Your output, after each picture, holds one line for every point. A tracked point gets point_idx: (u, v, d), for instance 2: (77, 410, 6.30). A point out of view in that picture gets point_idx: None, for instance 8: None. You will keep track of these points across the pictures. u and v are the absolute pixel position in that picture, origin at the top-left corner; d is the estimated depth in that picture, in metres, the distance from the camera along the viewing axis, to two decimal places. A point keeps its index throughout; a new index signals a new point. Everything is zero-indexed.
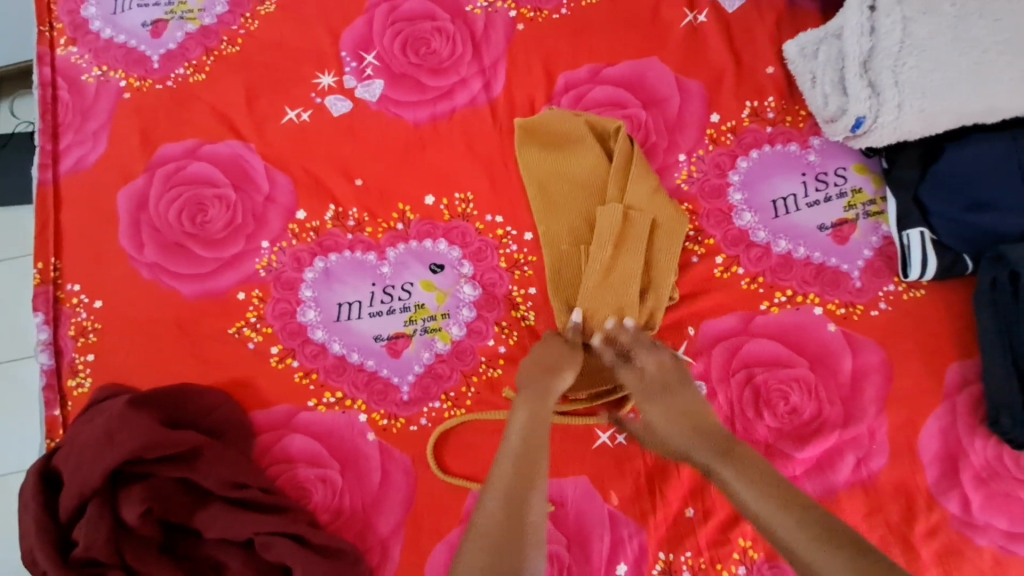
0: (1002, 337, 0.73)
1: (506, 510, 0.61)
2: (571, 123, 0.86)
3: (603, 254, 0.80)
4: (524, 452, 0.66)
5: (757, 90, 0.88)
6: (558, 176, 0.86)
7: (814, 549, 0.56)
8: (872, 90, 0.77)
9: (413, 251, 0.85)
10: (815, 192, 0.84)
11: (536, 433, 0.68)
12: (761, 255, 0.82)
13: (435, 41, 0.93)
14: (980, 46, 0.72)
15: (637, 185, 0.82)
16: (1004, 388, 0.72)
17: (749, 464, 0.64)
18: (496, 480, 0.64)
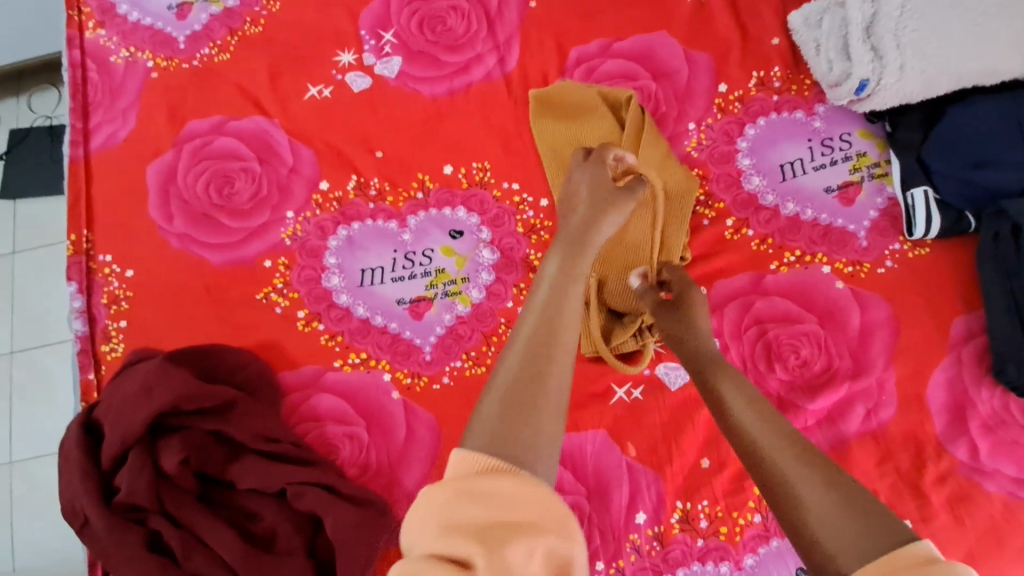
0: (1005, 288, 0.76)
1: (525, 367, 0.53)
2: (582, 95, 0.89)
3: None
4: (541, 327, 0.55)
5: (763, 61, 0.91)
6: (570, 144, 0.89)
7: (798, 473, 0.52)
8: (875, 54, 0.79)
9: (433, 219, 0.88)
10: (821, 156, 0.86)
11: (563, 275, 0.60)
12: (770, 217, 0.84)
13: (451, 19, 0.96)
14: (976, 10, 0.75)
15: (647, 151, 0.84)
16: (1010, 338, 0.74)
17: (747, 390, 0.61)
18: (522, 330, 0.56)
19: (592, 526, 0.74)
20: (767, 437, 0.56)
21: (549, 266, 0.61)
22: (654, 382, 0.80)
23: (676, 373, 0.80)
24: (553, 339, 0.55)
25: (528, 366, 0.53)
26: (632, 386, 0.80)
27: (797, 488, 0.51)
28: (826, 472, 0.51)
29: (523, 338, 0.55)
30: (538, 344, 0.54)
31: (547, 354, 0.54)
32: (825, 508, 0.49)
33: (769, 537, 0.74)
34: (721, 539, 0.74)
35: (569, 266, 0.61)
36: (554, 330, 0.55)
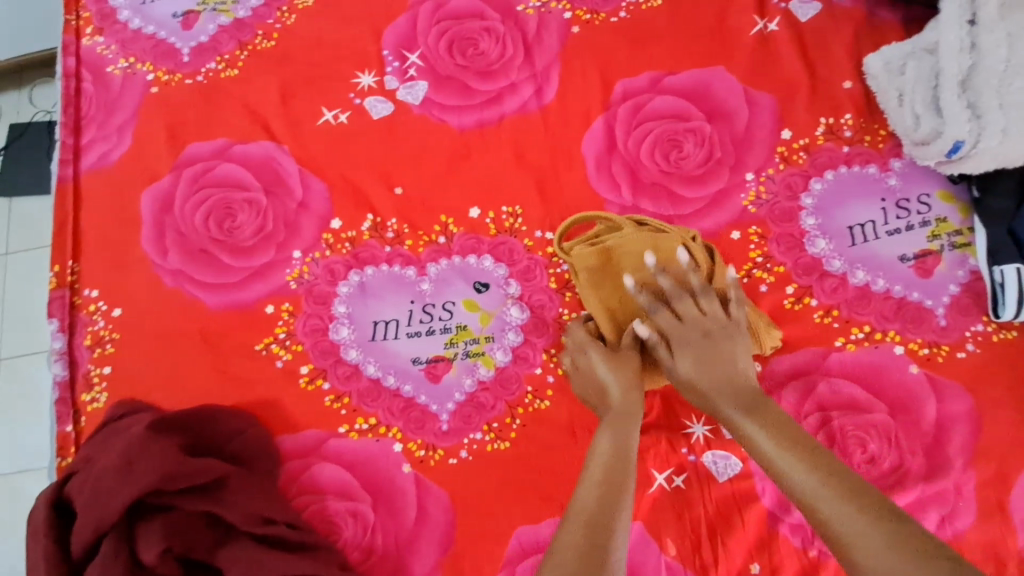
0: None
1: (588, 544, 0.52)
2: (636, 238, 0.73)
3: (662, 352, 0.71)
4: (602, 510, 0.55)
5: (833, 106, 0.81)
6: (614, 271, 0.73)
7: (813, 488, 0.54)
8: (973, 112, 0.70)
9: (456, 268, 0.80)
10: (895, 220, 0.77)
11: (614, 466, 0.59)
12: (836, 286, 0.75)
13: (484, 41, 0.88)
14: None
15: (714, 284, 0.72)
16: None
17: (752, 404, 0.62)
18: (576, 511, 0.55)
19: None
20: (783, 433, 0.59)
21: (601, 443, 0.62)
22: (700, 471, 0.71)
23: (724, 462, 0.70)
24: (610, 524, 0.54)
25: (591, 551, 0.51)
26: (673, 473, 0.71)
27: (825, 508, 0.53)
28: (895, 533, 0.49)
29: (579, 524, 0.54)
30: (599, 530, 0.53)
31: (603, 546, 0.52)
32: (884, 559, 0.48)
33: None
34: None
35: (625, 445, 0.61)
36: (613, 511, 0.55)
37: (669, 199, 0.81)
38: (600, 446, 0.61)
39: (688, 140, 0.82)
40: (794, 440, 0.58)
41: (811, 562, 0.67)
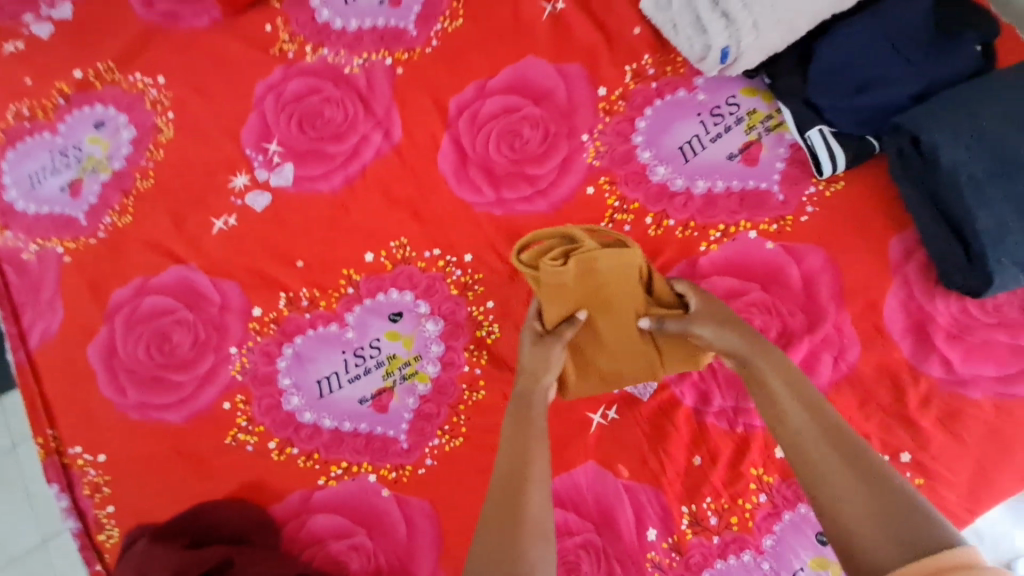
0: (927, 200, 0.76)
1: (500, 506, 0.60)
2: (613, 260, 0.69)
3: (607, 355, 0.75)
4: (512, 471, 0.63)
5: (632, 53, 0.92)
6: (583, 289, 0.71)
7: (823, 449, 0.58)
8: (728, 19, 0.81)
9: (369, 309, 0.89)
10: (715, 127, 0.87)
11: (518, 437, 0.66)
12: (685, 201, 0.86)
13: (327, 110, 0.98)
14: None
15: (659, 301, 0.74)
16: (943, 245, 0.74)
17: (784, 370, 0.65)
18: (494, 482, 0.63)
19: (610, 558, 0.74)
20: (790, 395, 0.63)
21: (505, 430, 0.68)
22: (626, 399, 0.80)
23: (643, 383, 0.79)
24: (523, 479, 0.62)
25: (506, 506, 0.60)
26: (606, 409, 0.80)
27: (813, 454, 0.58)
28: (891, 497, 0.53)
29: (496, 490, 0.62)
30: (510, 494, 0.60)
31: (519, 501, 0.60)
32: (875, 517, 0.52)
33: (781, 512, 0.73)
34: (736, 530, 0.73)
35: (521, 422, 0.68)
36: (523, 470, 0.63)
37: (526, 181, 0.91)
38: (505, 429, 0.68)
39: (524, 127, 0.92)
40: (818, 413, 0.61)
41: (741, 437, 0.76)
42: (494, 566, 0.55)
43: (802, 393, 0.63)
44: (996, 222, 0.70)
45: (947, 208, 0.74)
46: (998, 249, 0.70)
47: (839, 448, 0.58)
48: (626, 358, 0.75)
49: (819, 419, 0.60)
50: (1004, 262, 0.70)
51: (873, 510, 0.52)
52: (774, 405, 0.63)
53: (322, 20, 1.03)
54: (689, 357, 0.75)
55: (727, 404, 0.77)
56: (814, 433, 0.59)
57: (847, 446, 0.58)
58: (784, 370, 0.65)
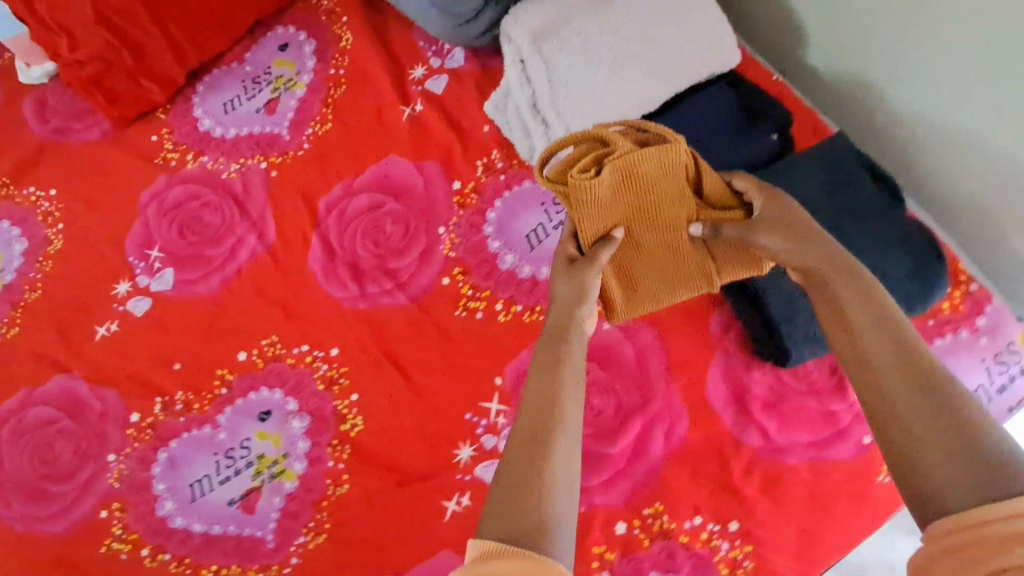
0: (735, 280, 0.83)
1: (534, 427, 0.60)
2: (661, 164, 0.73)
3: (659, 274, 0.78)
4: (540, 413, 0.60)
5: (482, 149, 0.99)
6: (622, 200, 0.74)
7: (899, 386, 0.54)
8: (547, 127, 0.88)
9: (240, 410, 0.93)
10: (557, 215, 0.94)
11: (542, 379, 0.63)
12: (531, 287, 0.92)
13: (206, 215, 1.03)
14: (602, 69, 0.85)
15: (690, 207, 0.76)
16: (751, 323, 0.83)
17: (863, 289, 0.61)
18: (516, 430, 0.60)
19: None
20: (875, 331, 0.57)
21: (539, 357, 0.66)
22: (478, 485, 0.84)
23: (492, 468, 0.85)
24: (553, 425, 0.59)
25: (529, 453, 0.58)
26: (460, 495, 0.84)
27: (900, 405, 0.53)
28: (961, 437, 0.49)
29: (528, 425, 0.60)
30: (533, 442, 0.58)
31: (547, 439, 0.59)
32: (947, 454, 0.49)
33: None
34: None
35: (546, 351, 0.66)
36: (553, 400, 0.61)
37: (387, 276, 0.96)
38: (532, 377, 0.64)
39: (387, 223, 0.98)
40: (901, 340, 0.56)
41: (584, 516, 0.81)
42: (510, 524, 0.53)
43: (875, 323, 0.58)
44: (787, 299, 0.78)
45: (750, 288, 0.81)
46: (790, 326, 0.78)
47: (914, 382, 0.53)
48: (671, 274, 0.78)
49: (902, 345, 0.55)
50: (797, 337, 0.78)
51: (949, 452, 0.49)
52: (846, 329, 0.59)
53: (203, 130, 1.09)
54: (749, 263, 0.75)
55: None
56: (899, 351, 0.55)
57: (931, 383, 0.53)
58: (863, 292, 0.61)
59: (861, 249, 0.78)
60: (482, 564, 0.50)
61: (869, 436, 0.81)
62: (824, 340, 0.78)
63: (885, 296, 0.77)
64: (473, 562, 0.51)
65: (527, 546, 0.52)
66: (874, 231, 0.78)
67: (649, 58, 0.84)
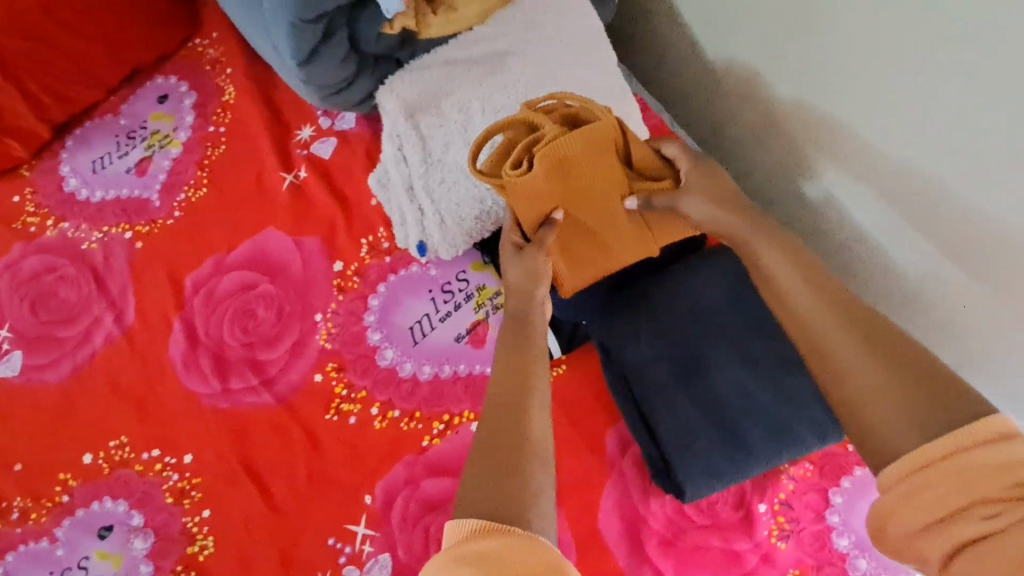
0: (630, 396, 0.75)
1: (503, 417, 0.53)
2: (580, 141, 0.66)
3: (579, 240, 0.71)
4: (517, 386, 0.55)
5: (368, 226, 0.89)
6: (556, 180, 0.67)
7: (845, 337, 0.54)
8: (421, 214, 0.78)
9: (80, 522, 0.81)
10: (445, 304, 0.84)
11: (510, 354, 0.58)
12: (411, 389, 0.81)
13: (62, 289, 0.92)
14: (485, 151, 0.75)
15: (616, 180, 0.70)
16: (646, 445, 0.73)
17: (806, 260, 0.60)
18: (491, 397, 0.55)
19: None
20: (799, 285, 0.59)
21: (500, 346, 0.60)
22: None
23: None
24: (524, 402, 0.54)
25: (513, 430, 0.52)
26: None
27: (841, 359, 0.54)
28: (920, 377, 0.51)
29: (499, 405, 0.54)
30: (511, 419, 0.53)
31: (524, 419, 0.53)
32: (890, 403, 0.50)
33: None
34: None
35: (520, 335, 0.60)
36: (524, 390, 0.55)
37: (253, 370, 0.85)
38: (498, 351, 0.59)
39: (258, 306, 0.87)
40: (841, 304, 0.57)
41: None
42: (502, 498, 0.48)
43: (828, 286, 0.58)
44: (678, 429, 0.72)
45: (646, 406, 0.73)
46: (683, 457, 0.71)
47: (868, 339, 0.54)
48: (609, 250, 0.73)
49: (846, 304, 0.56)
50: (692, 470, 0.70)
51: (899, 401, 0.50)
52: (783, 293, 0.60)
53: (67, 190, 0.97)
54: (684, 233, 0.74)
55: None
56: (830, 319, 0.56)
57: (871, 338, 0.54)
58: (798, 263, 0.60)
59: (760, 374, 0.73)
60: (470, 543, 0.46)
61: None
62: (723, 474, 0.70)
63: (785, 425, 0.71)
64: (451, 550, 0.46)
65: (519, 526, 0.47)
66: (772, 354, 0.73)
67: None
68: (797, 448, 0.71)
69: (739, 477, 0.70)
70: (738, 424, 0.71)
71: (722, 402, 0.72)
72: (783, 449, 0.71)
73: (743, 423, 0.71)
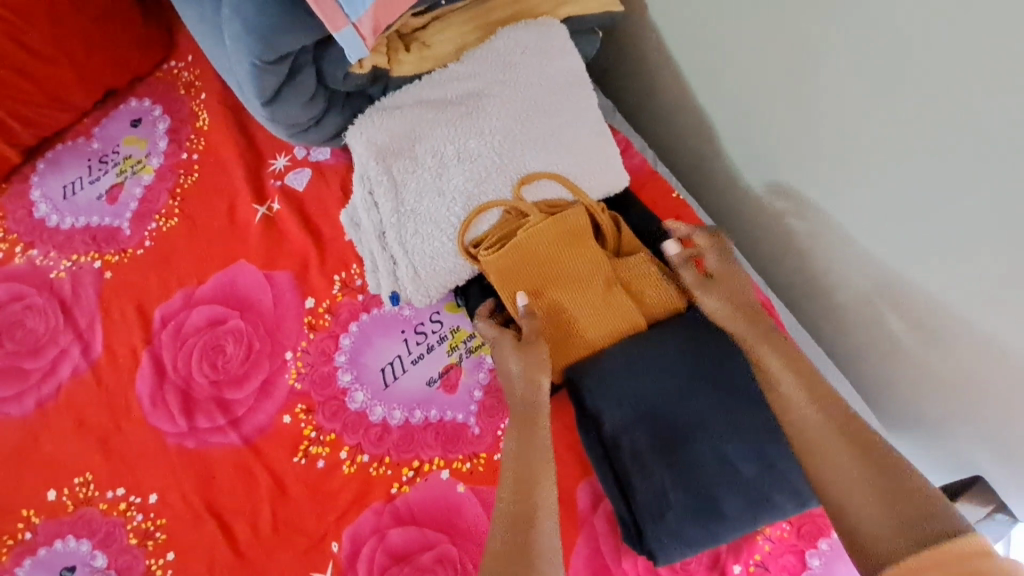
0: (605, 457, 0.71)
1: (511, 524, 0.59)
2: (550, 230, 0.72)
3: (563, 325, 0.73)
4: (523, 494, 0.61)
5: (341, 261, 0.87)
6: (532, 268, 0.72)
7: (837, 450, 0.60)
8: (394, 262, 0.75)
9: (42, 562, 0.79)
10: (418, 346, 0.83)
11: (522, 454, 0.64)
12: (380, 433, 0.79)
13: (29, 319, 0.90)
14: (459, 198, 0.72)
15: (592, 260, 0.73)
16: (619, 507, 0.70)
17: (807, 372, 0.66)
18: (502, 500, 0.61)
19: None
20: (803, 397, 0.65)
21: (510, 445, 0.66)
22: None
23: None
24: (531, 509, 0.60)
25: (519, 537, 0.58)
26: None
27: (830, 471, 0.59)
28: (908, 494, 0.55)
29: (507, 511, 0.60)
30: (519, 524, 0.59)
31: (530, 525, 0.59)
32: (879, 516, 0.55)
33: None
34: None
35: (528, 435, 0.66)
36: (531, 493, 0.61)
37: (220, 408, 0.83)
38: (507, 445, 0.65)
39: (228, 342, 0.85)
40: (840, 417, 0.62)
41: None
42: None
43: (827, 398, 0.64)
44: (655, 495, 0.68)
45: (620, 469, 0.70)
46: (656, 527, 0.68)
47: (859, 454, 0.59)
48: (594, 325, 0.73)
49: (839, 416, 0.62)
50: (665, 539, 0.68)
51: (887, 517, 0.54)
52: (782, 398, 0.66)
53: (37, 216, 0.95)
54: (668, 303, 0.75)
55: None
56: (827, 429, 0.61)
57: (864, 453, 0.59)
58: (799, 372, 0.66)
59: (746, 442, 0.69)
60: None
61: None
62: (696, 542, 0.68)
63: (764, 493, 0.68)
64: None
65: None
66: (759, 419, 0.69)
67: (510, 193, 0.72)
68: (772, 514, 0.69)
69: (712, 544, 0.68)
70: (716, 492, 0.68)
71: (701, 469, 0.68)
72: (759, 516, 0.69)
73: (723, 493, 0.68)
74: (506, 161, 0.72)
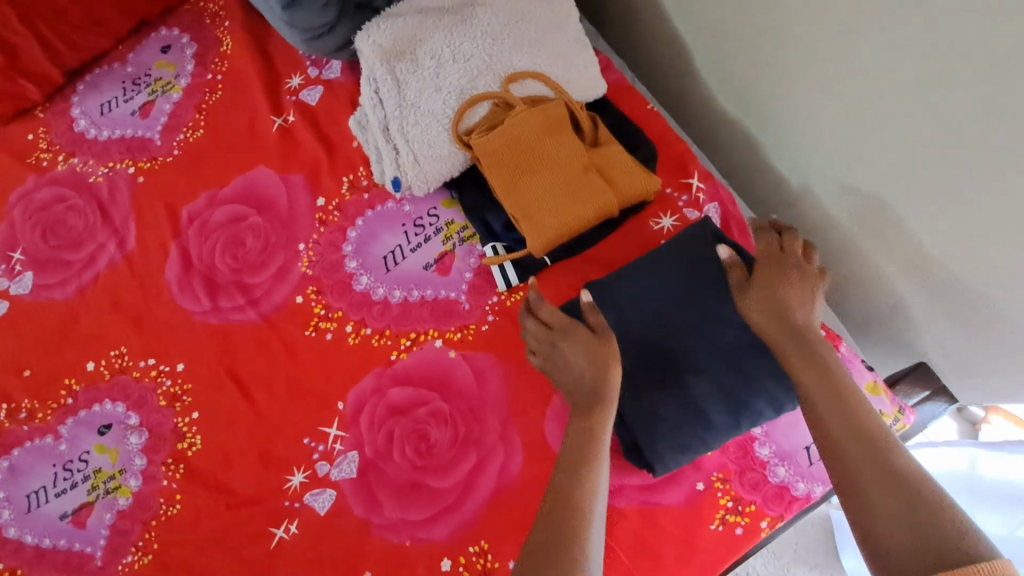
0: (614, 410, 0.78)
1: (576, 434, 0.71)
2: (535, 119, 0.81)
3: (546, 204, 0.81)
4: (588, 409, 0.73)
5: (349, 165, 0.97)
6: (517, 150, 0.82)
7: (862, 467, 0.64)
8: (396, 151, 0.86)
9: (82, 421, 0.90)
10: (416, 237, 0.92)
11: (593, 363, 0.75)
12: (382, 310, 0.89)
13: (70, 218, 1.00)
14: (454, 93, 0.83)
15: (571, 146, 0.82)
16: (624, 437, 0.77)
17: (829, 377, 0.71)
18: (575, 412, 0.74)
19: None
20: (847, 431, 0.67)
21: (577, 354, 0.76)
22: (307, 514, 0.81)
23: (322, 496, 0.82)
24: (594, 428, 0.71)
25: (581, 447, 0.70)
26: (288, 523, 0.81)
27: (853, 478, 0.64)
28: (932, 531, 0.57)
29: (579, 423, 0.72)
30: (582, 440, 0.70)
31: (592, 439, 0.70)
32: (892, 523, 0.59)
33: None
34: None
35: (598, 350, 0.76)
36: (594, 417, 0.72)
37: (240, 291, 0.94)
38: (577, 355, 0.76)
39: (247, 235, 0.95)
40: (864, 433, 0.66)
41: (406, 551, 0.78)
42: (569, 512, 0.65)
43: (852, 405, 0.69)
44: (651, 420, 0.75)
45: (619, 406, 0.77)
46: (652, 440, 0.75)
47: (878, 471, 0.63)
48: (572, 204, 0.81)
49: (861, 429, 0.67)
50: (663, 452, 0.75)
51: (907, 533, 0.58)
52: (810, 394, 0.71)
53: (78, 130, 1.06)
54: (641, 187, 0.83)
55: (394, 516, 0.80)
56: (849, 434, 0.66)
57: (891, 479, 0.62)
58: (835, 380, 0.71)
59: (727, 359, 0.77)
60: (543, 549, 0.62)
61: (702, 483, 0.77)
62: (691, 450, 0.75)
63: (744, 399, 0.76)
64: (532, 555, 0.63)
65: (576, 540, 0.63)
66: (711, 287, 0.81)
67: (499, 88, 0.83)
68: (754, 420, 0.76)
69: (703, 450, 0.75)
70: (693, 368, 0.77)
71: (693, 385, 0.76)
72: (745, 414, 0.75)
73: (707, 401, 0.76)
74: (495, 61, 0.83)
